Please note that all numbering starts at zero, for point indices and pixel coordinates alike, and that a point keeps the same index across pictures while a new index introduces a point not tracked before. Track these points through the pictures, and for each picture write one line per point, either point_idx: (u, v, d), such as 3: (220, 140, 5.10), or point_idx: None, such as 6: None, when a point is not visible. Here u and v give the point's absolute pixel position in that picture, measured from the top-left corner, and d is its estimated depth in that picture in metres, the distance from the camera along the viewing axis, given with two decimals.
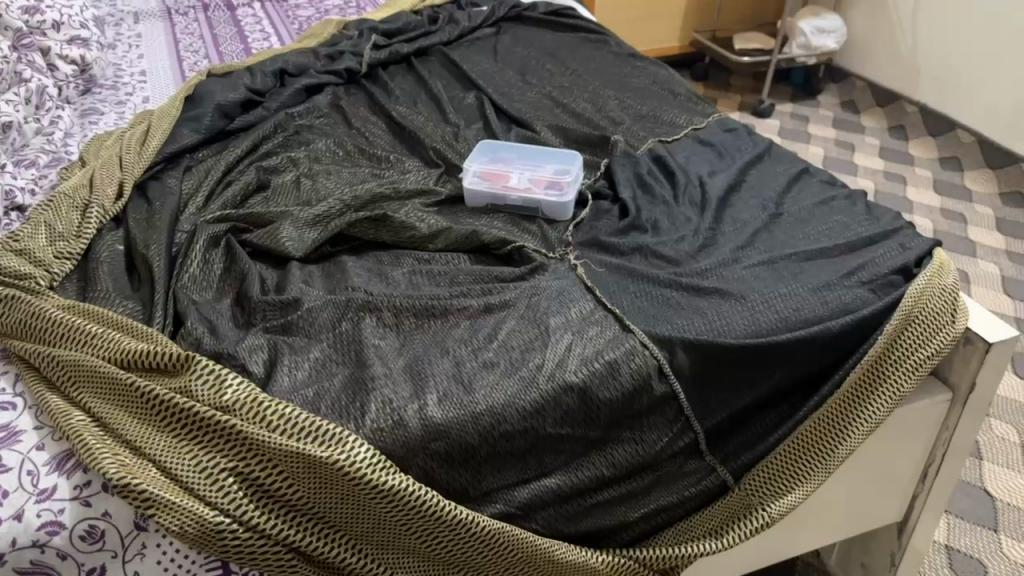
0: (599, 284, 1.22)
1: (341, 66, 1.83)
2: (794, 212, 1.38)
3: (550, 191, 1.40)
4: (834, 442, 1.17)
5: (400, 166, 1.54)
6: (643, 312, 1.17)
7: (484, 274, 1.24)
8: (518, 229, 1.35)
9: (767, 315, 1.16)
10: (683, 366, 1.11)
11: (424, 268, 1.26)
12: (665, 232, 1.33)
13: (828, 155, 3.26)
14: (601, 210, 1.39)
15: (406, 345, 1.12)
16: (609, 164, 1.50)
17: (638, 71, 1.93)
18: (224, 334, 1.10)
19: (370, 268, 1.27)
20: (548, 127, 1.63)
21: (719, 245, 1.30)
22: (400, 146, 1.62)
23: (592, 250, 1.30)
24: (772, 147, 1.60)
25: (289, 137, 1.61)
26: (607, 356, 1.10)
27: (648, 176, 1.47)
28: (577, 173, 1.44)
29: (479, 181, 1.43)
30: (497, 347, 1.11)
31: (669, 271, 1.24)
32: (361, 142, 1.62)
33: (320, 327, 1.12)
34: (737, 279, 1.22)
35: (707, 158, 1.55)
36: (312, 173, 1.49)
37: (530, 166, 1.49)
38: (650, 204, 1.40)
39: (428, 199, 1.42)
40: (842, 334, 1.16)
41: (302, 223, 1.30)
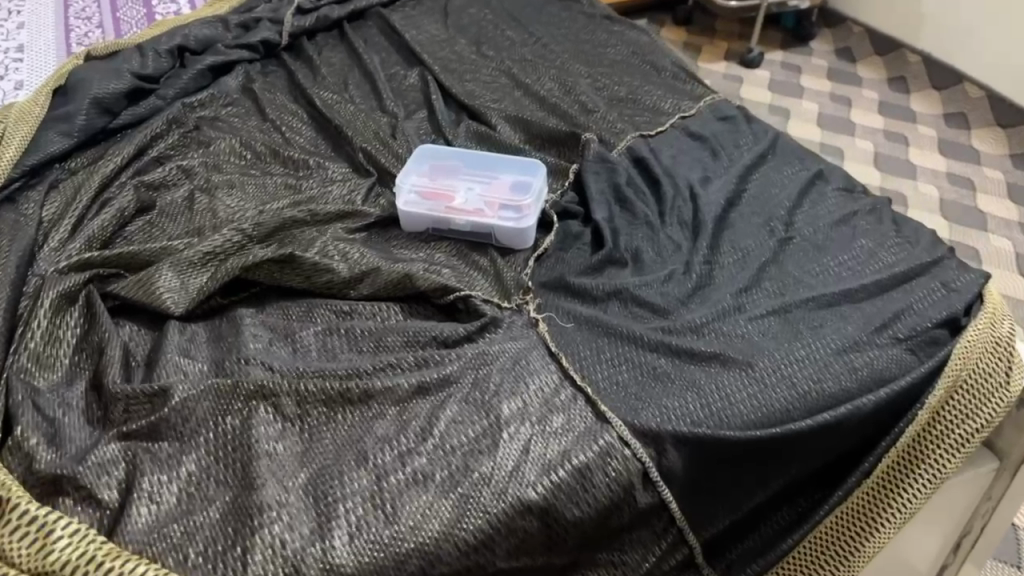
0: (565, 348, 0.96)
1: (256, 38, 1.51)
2: (806, 236, 1.12)
3: (505, 213, 1.12)
4: (860, 540, 0.93)
5: (323, 176, 1.25)
6: (623, 390, 0.91)
7: (417, 337, 0.97)
8: (464, 266, 1.08)
9: (781, 391, 0.91)
10: (675, 469, 0.86)
11: (342, 325, 0.99)
12: (648, 269, 1.06)
13: (823, 112, 2.96)
14: (569, 237, 1.12)
15: (312, 448, 0.85)
16: (579, 171, 1.22)
17: (613, 37, 1.63)
18: (68, 443, 0.83)
19: (273, 326, 0.99)
20: (506, 118, 1.34)
21: (717, 286, 1.04)
22: (325, 145, 1.33)
23: (556, 294, 1.03)
24: (776, 143, 1.33)
25: (187, 138, 1.31)
26: (575, 460, 0.84)
27: (627, 187, 1.19)
28: (539, 182, 1.15)
29: (416, 202, 1.14)
30: (433, 449, 0.85)
31: (655, 326, 0.97)
32: (276, 141, 1.32)
33: (198, 425, 0.85)
34: (741, 337, 0.96)
35: (696, 159, 1.28)
36: (211, 189, 1.20)
37: (480, 167, 1.18)
38: (629, 229, 1.13)
39: (354, 223, 1.14)
40: (873, 413, 0.92)
41: (185, 266, 1.02)
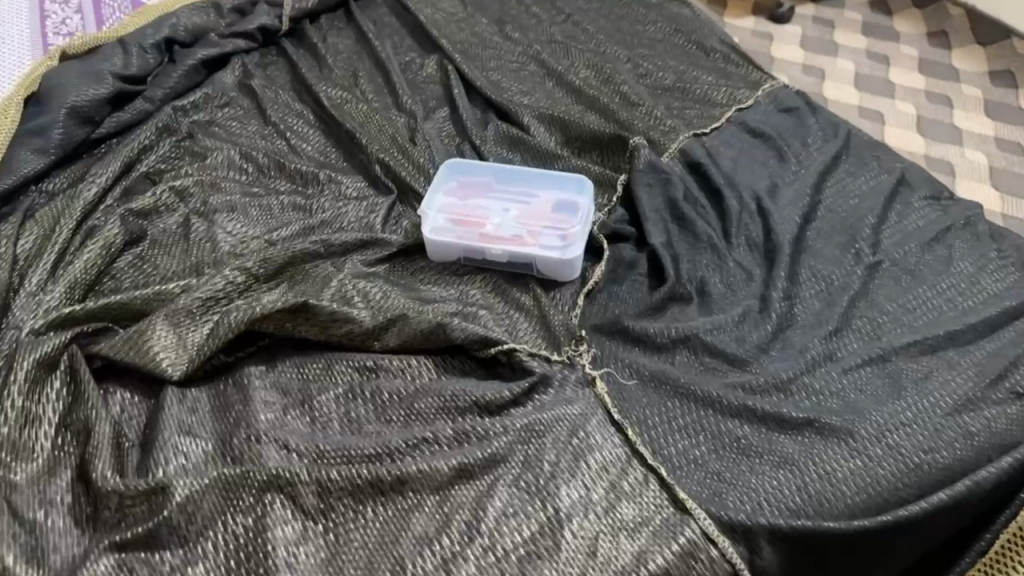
0: (630, 412, 0.82)
1: (253, 24, 1.35)
2: (896, 259, 0.97)
3: (548, 239, 0.97)
4: None
5: (336, 193, 1.10)
6: (702, 469, 0.77)
7: (455, 400, 0.83)
8: (503, 306, 0.94)
9: (885, 464, 0.78)
10: (770, 566, 0.74)
11: (368, 387, 0.85)
12: (718, 306, 0.92)
13: (860, 72, 2.38)
14: (623, 266, 0.98)
15: (340, 553, 0.72)
16: (630, 182, 1.06)
17: (652, 10, 1.45)
18: (51, 556, 0.71)
19: (288, 389, 0.85)
20: (541, 116, 1.18)
21: (801, 327, 0.89)
22: (338, 153, 1.18)
23: (614, 341, 0.89)
24: (849, 140, 1.16)
25: (181, 151, 1.16)
26: (651, 565, 0.70)
27: (686, 203, 1.04)
28: (585, 199, 1.00)
29: (446, 227, 0.98)
30: (482, 552, 0.72)
31: (734, 382, 0.83)
32: (281, 151, 1.17)
33: (203, 527, 0.72)
34: (835, 396, 0.83)
35: (759, 164, 1.12)
36: (210, 212, 1.06)
37: (515, 184, 1.03)
38: (691, 255, 0.98)
39: (375, 254, 0.99)
40: (996, 489, 0.79)
41: (182, 318, 0.88)
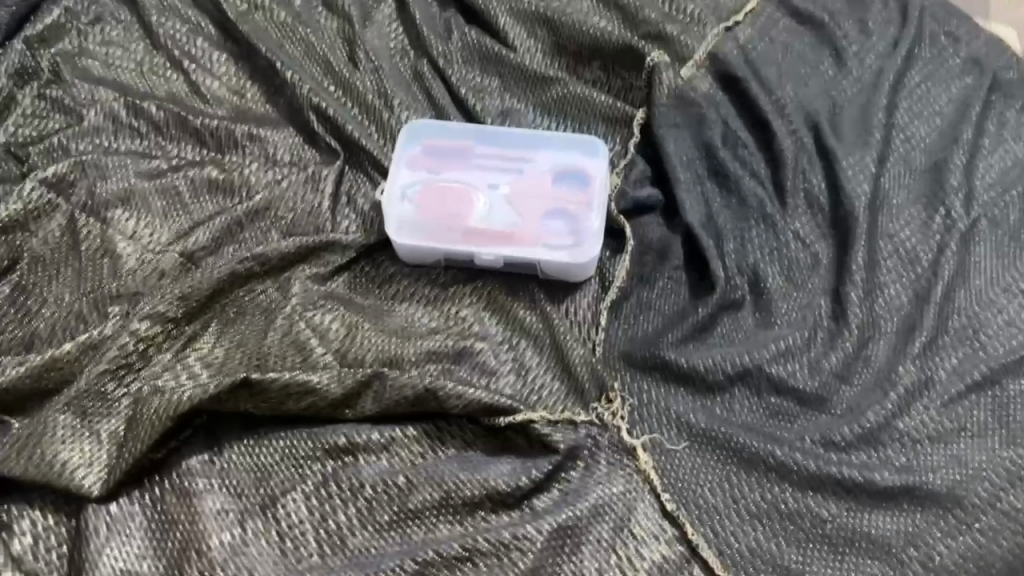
0: (684, 492, 0.65)
1: None
2: (995, 218, 0.76)
3: (551, 235, 0.74)
4: None
5: (263, 159, 0.84)
6: (781, 573, 0.62)
7: (460, 492, 0.65)
8: (504, 331, 0.73)
9: (1003, 540, 0.63)
10: None
11: (347, 482, 0.67)
12: (779, 313, 0.72)
13: None
14: (651, 255, 0.76)
15: None
16: (649, 123, 0.81)
17: None
18: None
19: (242, 490, 0.67)
20: (520, 14, 0.89)
21: (885, 340, 0.70)
22: (256, 87, 0.89)
23: (652, 380, 0.69)
24: (922, 22, 0.90)
25: (47, 104, 0.87)
26: None
27: (725, 151, 0.80)
28: (596, 169, 0.76)
29: (415, 222, 0.75)
30: None
31: (810, 439, 0.66)
32: (181, 95, 0.88)
33: None
34: (935, 446, 0.66)
35: (811, 73, 0.87)
36: (102, 209, 0.80)
37: (502, 150, 0.78)
38: (736, 232, 0.76)
39: (328, 263, 0.76)
40: None
41: (83, 406, 0.67)
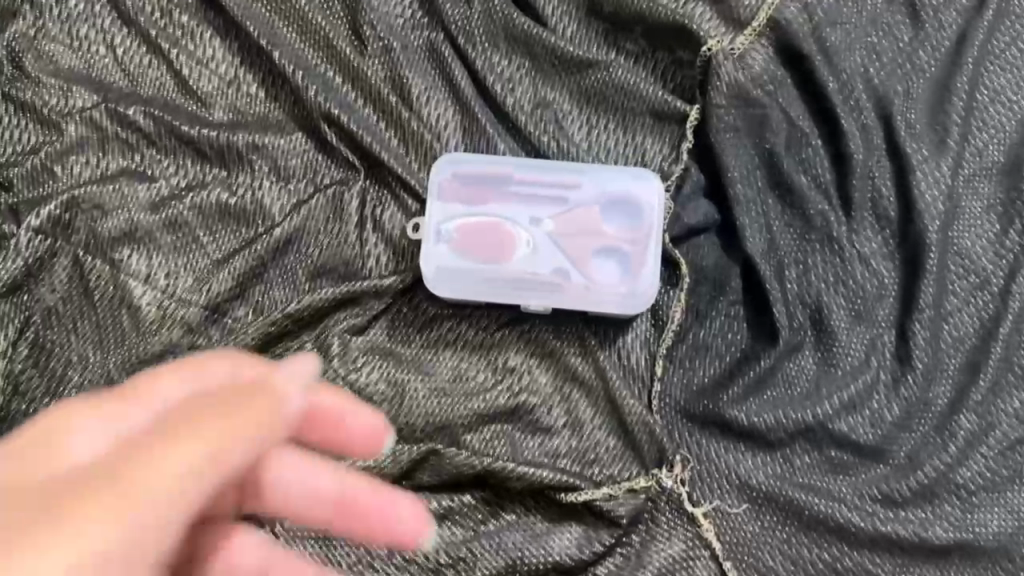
0: (745, 554, 0.66)
1: None
2: None
3: (603, 279, 0.69)
4: None
5: (274, 174, 0.75)
6: None
7: (526, 564, 0.66)
8: (555, 381, 0.71)
9: None
10: None
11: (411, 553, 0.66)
12: (841, 354, 0.70)
13: None
14: (707, 284, 0.72)
15: None
16: (705, 124, 0.74)
17: None
18: None
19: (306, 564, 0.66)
20: None
21: (947, 383, 0.69)
22: (249, 73, 0.77)
23: (712, 434, 0.69)
24: None
25: (15, 109, 0.76)
26: None
27: (788, 158, 0.73)
28: (652, 203, 0.70)
29: (455, 266, 0.70)
30: None
31: (868, 495, 0.67)
32: (168, 90, 0.77)
33: None
34: (990, 497, 0.67)
35: (884, 40, 0.76)
36: (107, 248, 0.73)
37: (545, 178, 0.72)
38: (797, 256, 0.72)
39: (366, 313, 0.72)
40: None
41: None
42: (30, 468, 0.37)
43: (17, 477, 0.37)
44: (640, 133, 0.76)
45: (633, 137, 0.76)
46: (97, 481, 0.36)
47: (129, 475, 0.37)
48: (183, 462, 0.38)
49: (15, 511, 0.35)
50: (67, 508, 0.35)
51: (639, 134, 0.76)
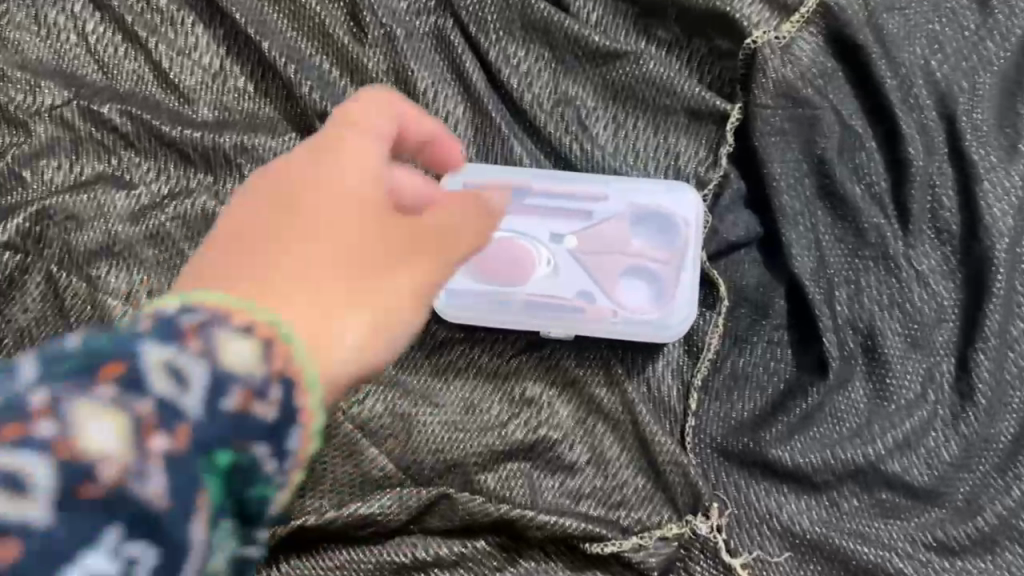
0: None
1: None
2: None
3: (634, 302, 0.62)
4: None
5: None
6: None
7: None
8: (577, 415, 0.64)
9: None
10: None
11: None
12: (894, 387, 0.63)
13: None
14: (745, 307, 0.66)
15: None
16: (747, 125, 0.66)
17: None
18: None
19: None
20: None
21: (1013, 419, 0.62)
22: (236, 64, 0.69)
23: (752, 475, 0.62)
24: None
25: None
26: None
27: (841, 165, 0.65)
28: (693, 221, 0.63)
29: (468, 288, 0.63)
30: None
31: (925, 543, 0.60)
32: (147, 85, 0.69)
33: None
34: None
35: (948, 27, 0.67)
36: (83, 263, 0.65)
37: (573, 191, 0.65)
38: (848, 276, 0.65)
39: None
40: None
41: None
42: (315, 228, 0.36)
43: (277, 241, 0.35)
44: (672, 133, 0.68)
45: (666, 139, 0.68)
46: (327, 239, 0.36)
47: (348, 230, 0.36)
48: (413, 285, 0.37)
49: (273, 302, 0.32)
50: (310, 297, 0.33)
51: (672, 135, 0.68)
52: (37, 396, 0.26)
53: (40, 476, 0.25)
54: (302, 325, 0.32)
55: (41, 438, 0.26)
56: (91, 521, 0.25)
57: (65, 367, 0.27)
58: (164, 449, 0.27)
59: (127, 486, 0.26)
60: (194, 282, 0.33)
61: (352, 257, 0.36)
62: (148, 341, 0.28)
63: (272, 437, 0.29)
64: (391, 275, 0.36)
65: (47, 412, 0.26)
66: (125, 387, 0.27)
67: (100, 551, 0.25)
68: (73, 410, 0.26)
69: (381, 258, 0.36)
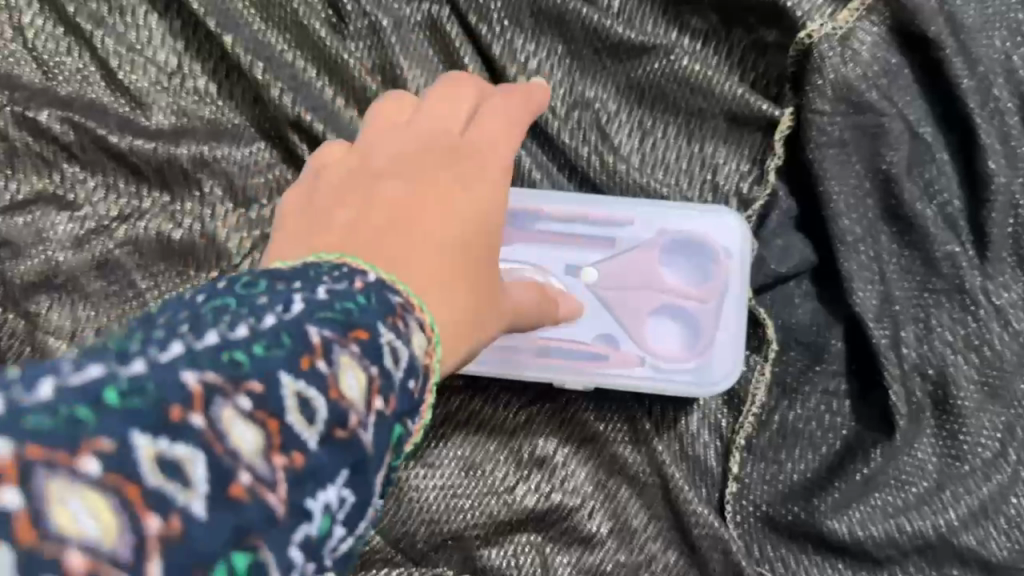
0: None
1: None
2: None
3: (669, 347, 0.53)
4: None
5: (231, 197, 0.58)
6: None
7: None
8: (598, 477, 0.55)
9: None
10: None
11: None
12: (969, 446, 0.53)
13: None
14: (795, 349, 0.57)
15: None
16: (799, 134, 0.56)
17: None
18: None
19: None
20: None
21: None
22: (196, 62, 0.59)
23: (802, 549, 0.53)
24: None
25: None
26: None
27: (910, 182, 0.55)
28: (737, 251, 0.53)
29: None
30: None
31: None
32: (92, 85, 0.59)
33: None
34: None
35: None
36: (20, 299, 0.56)
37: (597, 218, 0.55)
38: (916, 313, 0.55)
39: None
40: None
41: None
42: (464, 208, 0.36)
43: (442, 197, 0.36)
44: (709, 141, 0.58)
45: (701, 149, 0.58)
46: (474, 226, 0.36)
47: (487, 239, 0.37)
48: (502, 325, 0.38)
49: (441, 281, 0.32)
50: (452, 276, 0.33)
51: (709, 145, 0.58)
52: (313, 333, 0.24)
53: (316, 411, 0.22)
54: (448, 284, 0.33)
55: (322, 375, 0.23)
56: (340, 460, 0.23)
57: (329, 314, 0.24)
58: (377, 415, 0.24)
59: (359, 430, 0.23)
60: (358, 221, 0.33)
61: (484, 252, 0.36)
62: (383, 325, 0.26)
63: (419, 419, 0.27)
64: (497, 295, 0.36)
65: (321, 351, 0.23)
66: (367, 355, 0.25)
67: (334, 489, 0.23)
68: (338, 358, 0.24)
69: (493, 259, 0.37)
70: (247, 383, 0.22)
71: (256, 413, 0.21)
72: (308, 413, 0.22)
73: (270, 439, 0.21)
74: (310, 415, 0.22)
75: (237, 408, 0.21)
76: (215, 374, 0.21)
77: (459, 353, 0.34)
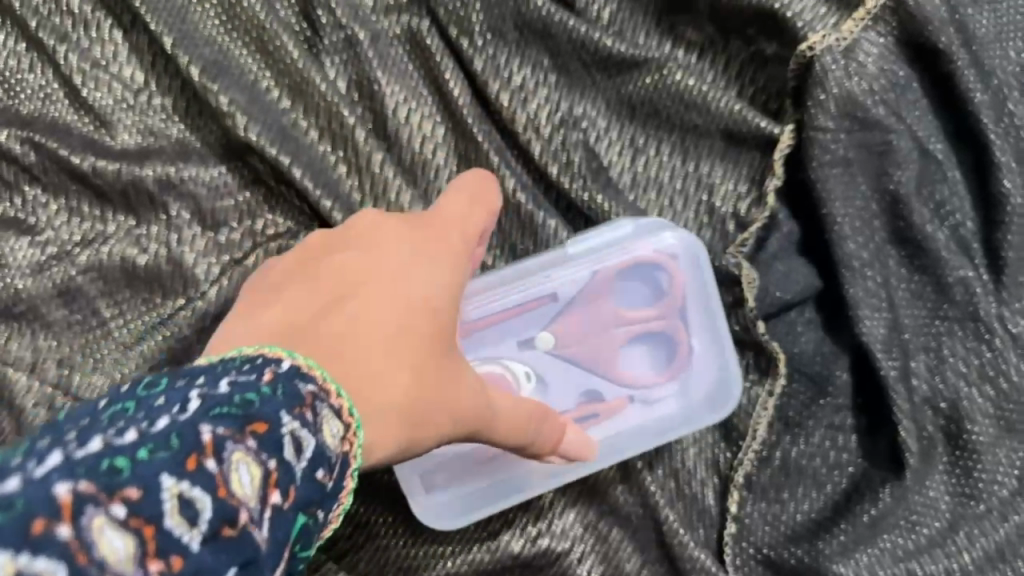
0: None
1: None
2: None
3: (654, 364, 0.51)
4: None
5: (200, 221, 0.55)
6: None
7: None
8: (587, 517, 0.51)
9: None
10: None
11: None
12: (984, 483, 0.49)
13: None
14: (798, 380, 0.54)
15: None
16: (802, 152, 0.52)
17: None
18: None
19: None
20: None
21: None
22: (164, 79, 0.56)
23: None
24: None
25: None
26: None
27: (919, 203, 0.52)
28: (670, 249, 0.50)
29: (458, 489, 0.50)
30: None
31: None
32: (54, 104, 0.56)
33: None
34: None
35: None
36: None
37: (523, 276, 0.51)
38: (927, 342, 0.51)
39: None
40: None
41: None
42: (415, 287, 0.38)
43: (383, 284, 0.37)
44: (705, 160, 0.55)
45: (695, 168, 0.55)
46: (419, 306, 0.37)
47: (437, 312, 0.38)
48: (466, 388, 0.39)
49: (376, 372, 0.33)
50: (388, 353, 0.35)
51: (705, 164, 0.55)
52: (205, 430, 0.22)
53: (204, 510, 0.21)
54: (388, 370, 0.34)
55: (212, 473, 0.22)
56: (227, 560, 0.22)
57: (228, 408, 0.23)
58: (278, 504, 0.23)
59: (251, 529, 0.22)
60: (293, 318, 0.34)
61: (428, 328, 0.37)
62: (288, 414, 0.24)
63: (329, 503, 0.26)
64: (440, 369, 0.37)
65: (213, 448, 0.22)
66: (269, 446, 0.23)
67: None
68: (232, 453, 0.23)
69: (436, 344, 0.37)
70: (127, 488, 0.20)
71: (134, 521, 0.20)
72: (190, 513, 0.21)
73: (143, 547, 0.20)
74: (191, 517, 0.21)
75: (110, 517, 0.20)
76: (90, 483, 0.20)
77: (401, 433, 0.35)
